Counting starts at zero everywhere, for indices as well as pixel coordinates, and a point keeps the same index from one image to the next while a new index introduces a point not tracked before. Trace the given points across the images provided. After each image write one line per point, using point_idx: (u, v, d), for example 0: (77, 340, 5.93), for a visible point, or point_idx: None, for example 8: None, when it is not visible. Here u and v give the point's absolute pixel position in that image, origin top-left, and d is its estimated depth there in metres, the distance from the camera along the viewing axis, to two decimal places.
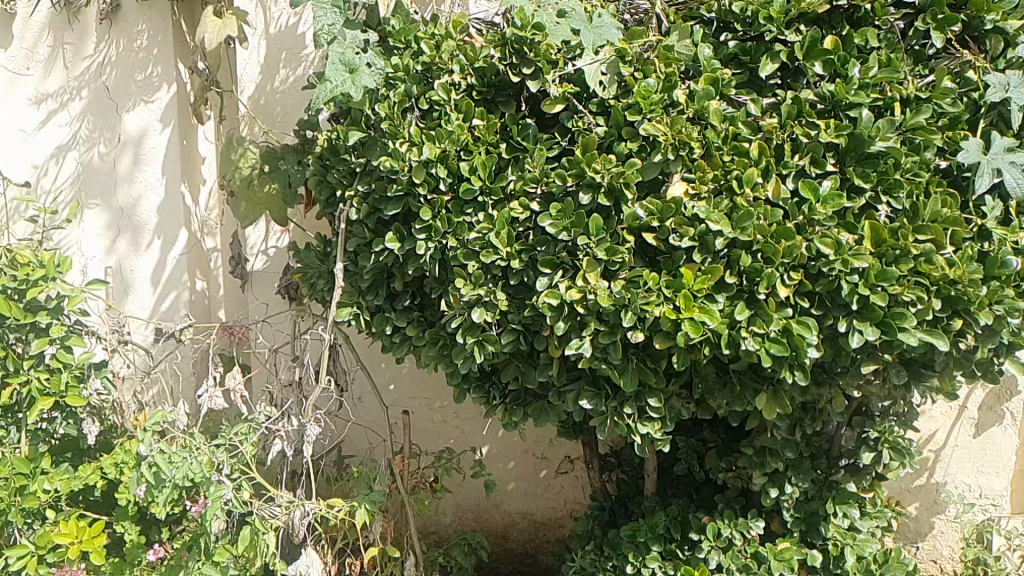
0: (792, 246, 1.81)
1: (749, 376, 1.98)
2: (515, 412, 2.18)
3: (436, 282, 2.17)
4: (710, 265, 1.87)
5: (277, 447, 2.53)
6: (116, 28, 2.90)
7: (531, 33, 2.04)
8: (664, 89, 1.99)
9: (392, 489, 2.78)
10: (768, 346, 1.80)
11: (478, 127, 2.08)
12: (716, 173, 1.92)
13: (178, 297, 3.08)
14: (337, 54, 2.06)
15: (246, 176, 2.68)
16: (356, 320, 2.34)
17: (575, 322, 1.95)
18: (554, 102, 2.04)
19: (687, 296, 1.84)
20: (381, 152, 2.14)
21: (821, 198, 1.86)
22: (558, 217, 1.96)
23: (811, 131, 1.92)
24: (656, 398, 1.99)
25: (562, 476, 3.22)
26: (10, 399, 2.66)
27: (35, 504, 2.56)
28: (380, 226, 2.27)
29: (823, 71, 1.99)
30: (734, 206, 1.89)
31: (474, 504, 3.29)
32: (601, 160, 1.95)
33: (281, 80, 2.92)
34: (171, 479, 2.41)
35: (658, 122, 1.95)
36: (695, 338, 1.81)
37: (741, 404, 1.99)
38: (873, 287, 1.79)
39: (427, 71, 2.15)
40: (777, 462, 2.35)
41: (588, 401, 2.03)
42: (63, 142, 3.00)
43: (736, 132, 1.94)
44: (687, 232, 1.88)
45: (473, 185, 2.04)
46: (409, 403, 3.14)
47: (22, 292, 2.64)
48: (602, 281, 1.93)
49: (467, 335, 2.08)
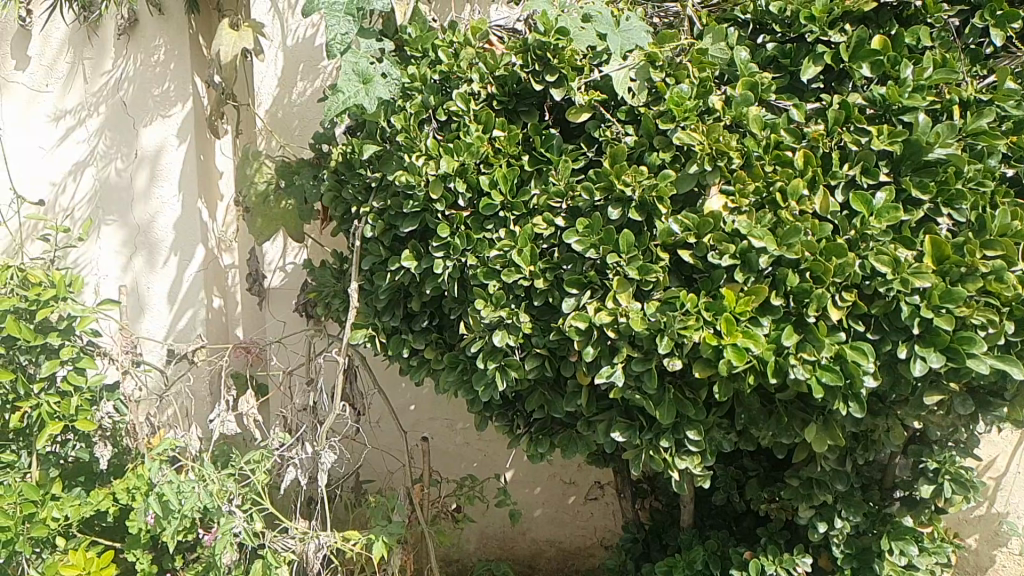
0: (845, 264, 1.66)
1: (797, 406, 1.84)
2: (540, 443, 2.03)
3: (455, 301, 2.04)
4: (754, 285, 1.72)
5: (292, 476, 2.42)
6: (134, 43, 2.82)
7: (555, 38, 1.91)
8: (698, 95, 1.84)
9: (412, 520, 2.62)
10: (819, 375, 1.64)
11: (498, 138, 1.96)
12: (757, 185, 1.76)
13: (194, 315, 2.99)
14: (350, 64, 1.95)
15: (261, 191, 2.58)
16: (372, 343, 2.22)
17: (604, 347, 1.80)
18: (580, 111, 1.92)
19: (730, 319, 1.68)
20: (397, 167, 2.02)
21: (874, 210, 1.71)
22: (586, 233, 1.83)
23: (861, 137, 1.77)
24: (695, 431, 1.82)
25: (591, 503, 3.07)
26: (21, 422, 2.58)
27: (45, 532, 2.43)
28: (396, 243, 2.14)
29: (872, 73, 1.83)
30: (779, 220, 1.73)
31: (498, 532, 3.14)
32: (631, 172, 1.82)
33: (298, 93, 2.84)
34: (179, 511, 2.30)
35: (693, 130, 1.80)
36: (739, 366, 1.65)
37: (789, 436, 1.85)
38: (937, 309, 1.62)
39: (445, 81, 2.03)
40: (826, 495, 2.18)
41: (621, 433, 1.88)
42: (80, 159, 2.91)
43: (779, 140, 1.80)
44: (727, 250, 1.72)
45: (493, 200, 1.91)
46: (430, 425, 3.00)
47: (32, 313, 2.53)
48: (635, 303, 1.78)
49: (488, 360, 1.92)
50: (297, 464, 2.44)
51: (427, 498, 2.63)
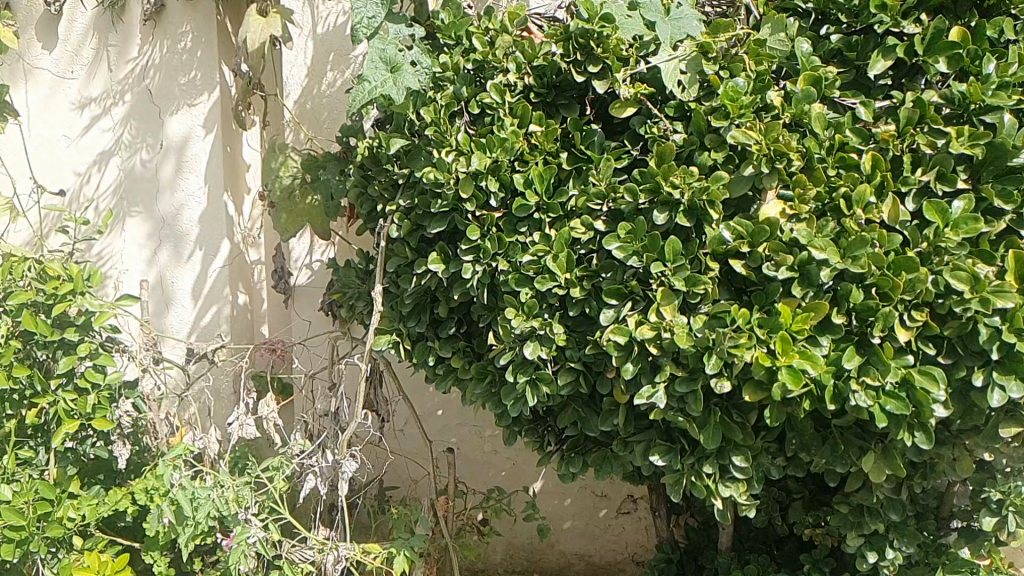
0: (916, 279, 1.49)
1: (853, 432, 1.67)
2: (573, 462, 1.89)
3: (484, 308, 1.91)
4: (813, 300, 1.56)
5: (310, 484, 2.32)
6: (160, 29, 2.73)
7: (599, 26, 1.76)
8: (755, 91, 1.69)
9: (435, 533, 2.51)
10: (883, 403, 1.48)
11: (534, 134, 1.82)
12: (819, 190, 1.61)
13: (218, 311, 2.90)
14: (377, 50, 1.84)
15: (286, 185, 2.46)
16: (396, 349, 2.08)
17: (646, 363, 1.65)
18: (625, 106, 1.78)
19: (786, 338, 1.52)
20: (426, 163, 1.89)
21: (950, 221, 1.53)
22: (628, 239, 1.67)
23: (937, 140, 1.60)
24: (742, 457, 1.66)
25: (623, 517, 2.94)
26: (38, 418, 2.51)
27: (59, 533, 2.36)
28: (422, 244, 2.02)
29: (949, 68, 1.66)
30: (842, 230, 1.58)
31: (526, 543, 3.00)
32: (680, 172, 1.66)
33: (328, 84, 2.73)
34: (193, 519, 2.23)
35: (749, 128, 1.65)
36: (795, 391, 1.49)
37: (844, 465, 1.69)
38: (1020, 332, 1.46)
39: (479, 71, 1.90)
40: (877, 523, 2.01)
41: (660, 456, 1.73)
42: (105, 148, 2.84)
43: (843, 141, 1.64)
44: (785, 261, 1.56)
45: (528, 200, 1.78)
46: (457, 432, 2.87)
47: (50, 307, 2.46)
48: (680, 316, 1.63)
49: (519, 373, 1.79)
50: (316, 472, 2.34)
51: (451, 511, 2.50)
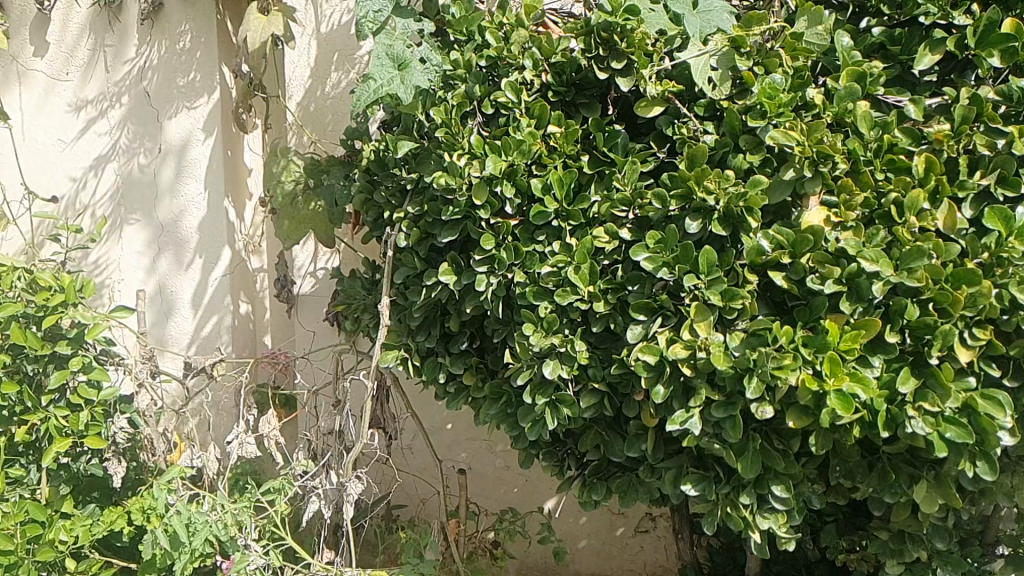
0: (978, 293, 1.35)
1: (904, 459, 1.53)
2: (595, 489, 1.75)
3: (499, 323, 1.78)
4: (863, 317, 1.42)
5: (313, 507, 2.19)
6: (158, 28, 2.61)
7: (623, 19, 1.63)
8: (793, 88, 1.56)
9: (446, 558, 2.37)
10: (943, 429, 1.34)
11: (554, 135, 1.69)
12: (867, 196, 1.48)
13: (220, 321, 2.77)
14: (382, 47, 1.72)
15: (289, 191, 2.34)
16: (404, 366, 1.96)
17: (679, 386, 1.52)
18: (651, 104, 1.64)
19: (834, 359, 1.39)
20: (436, 167, 1.77)
21: (1015, 229, 1.39)
22: (657, 249, 1.54)
23: (996, 140, 1.46)
24: (783, 486, 1.52)
25: (641, 536, 2.80)
26: (30, 435, 2.38)
27: (48, 558, 2.18)
28: (432, 254, 1.89)
29: (1003, 64, 1.52)
30: (894, 239, 1.45)
31: (540, 564, 2.87)
32: (714, 176, 1.52)
33: (332, 85, 2.60)
34: (190, 544, 2.08)
35: (789, 128, 1.51)
36: (845, 418, 1.35)
37: (894, 494, 1.54)
38: None
39: (492, 69, 1.77)
40: (920, 551, 1.85)
41: (693, 486, 1.60)
42: (102, 152, 2.72)
43: (892, 141, 1.50)
44: (831, 273, 1.43)
45: (546, 207, 1.64)
46: (468, 447, 2.74)
47: (40, 319, 2.34)
48: (716, 334, 1.49)
49: (537, 395, 1.65)
50: (321, 494, 2.21)
51: (463, 534, 2.36)
